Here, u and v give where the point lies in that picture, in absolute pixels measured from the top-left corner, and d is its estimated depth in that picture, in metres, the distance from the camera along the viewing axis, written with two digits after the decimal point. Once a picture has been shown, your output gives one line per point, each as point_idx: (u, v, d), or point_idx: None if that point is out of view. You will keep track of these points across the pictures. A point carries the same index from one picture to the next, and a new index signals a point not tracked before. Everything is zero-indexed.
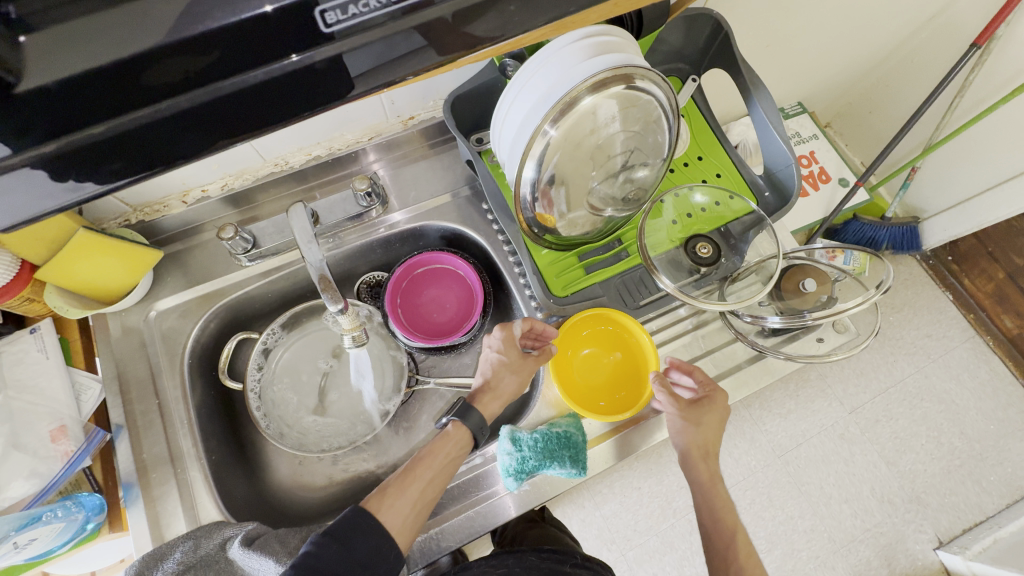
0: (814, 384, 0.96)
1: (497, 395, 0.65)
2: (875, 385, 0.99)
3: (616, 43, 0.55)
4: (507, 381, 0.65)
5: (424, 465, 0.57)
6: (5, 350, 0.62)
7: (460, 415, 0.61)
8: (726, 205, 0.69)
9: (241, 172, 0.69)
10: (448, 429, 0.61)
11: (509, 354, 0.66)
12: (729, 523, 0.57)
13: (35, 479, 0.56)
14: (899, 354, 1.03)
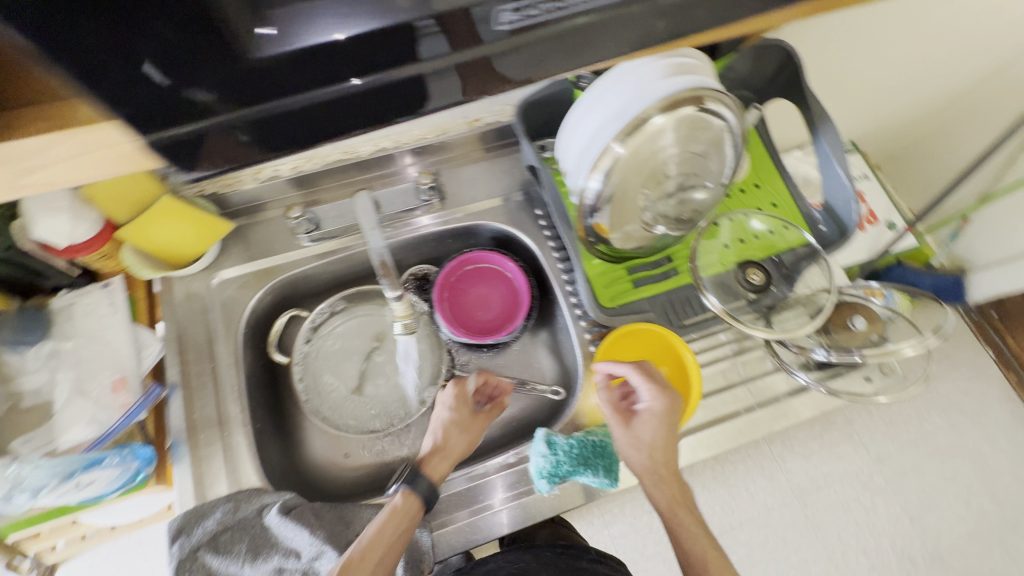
0: (840, 428, 0.93)
1: (449, 454, 0.63)
2: (904, 437, 0.96)
3: (692, 65, 0.57)
4: (458, 439, 0.64)
5: (373, 541, 0.52)
6: (78, 300, 0.66)
7: (409, 481, 0.58)
8: (779, 234, 0.70)
9: (311, 156, 0.72)
10: (395, 498, 0.56)
11: (460, 410, 0.66)
12: (702, 544, 0.53)
13: (95, 425, 0.59)
14: (933, 408, 0.99)
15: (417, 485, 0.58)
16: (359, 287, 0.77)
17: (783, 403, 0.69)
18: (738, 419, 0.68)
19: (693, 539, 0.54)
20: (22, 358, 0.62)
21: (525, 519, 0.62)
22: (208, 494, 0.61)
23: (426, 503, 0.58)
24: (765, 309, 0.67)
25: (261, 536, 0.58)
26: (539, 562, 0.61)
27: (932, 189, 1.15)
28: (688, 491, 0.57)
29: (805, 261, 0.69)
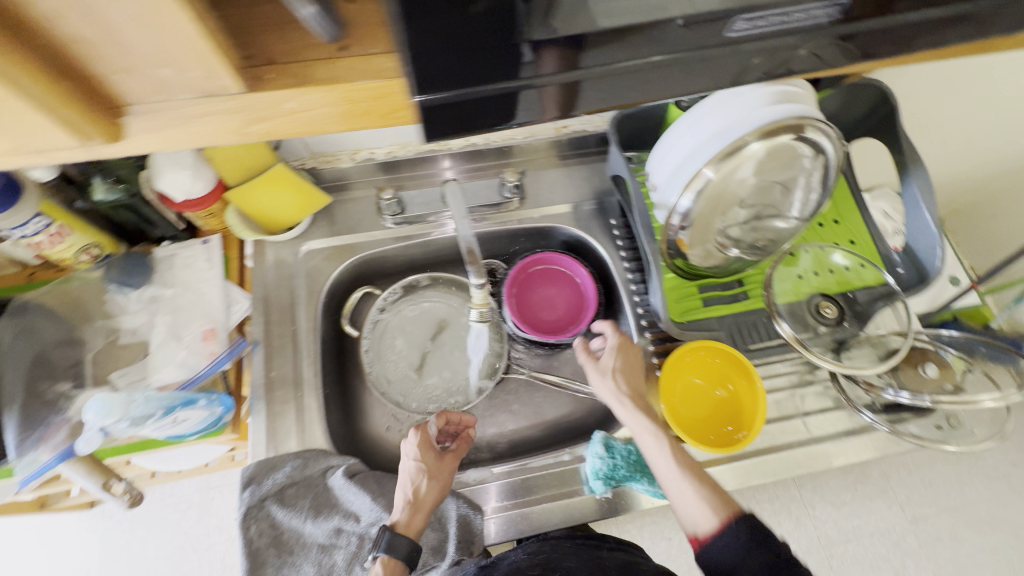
0: (875, 482, 0.94)
1: (422, 511, 0.57)
2: (943, 501, 0.94)
3: (795, 95, 0.57)
4: (428, 493, 0.58)
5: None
6: (179, 252, 0.70)
7: (387, 546, 0.54)
8: (855, 271, 0.70)
9: (407, 143, 0.77)
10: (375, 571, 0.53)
11: (427, 460, 0.60)
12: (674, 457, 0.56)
13: (185, 369, 0.63)
14: (977, 475, 0.97)
15: (398, 551, 0.53)
16: (429, 273, 0.80)
17: (839, 442, 0.68)
18: (792, 452, 0.68)
19: (670, 454, 0.56)
20: (123, 299, 0.67)
21: (572, 518, 0.63)
22: (278, 449, 0.64)
23: (410, 564, 0.54)
24: (835, 343, 0.67)
25: (324, 495, 0.60)
26: (561, 552, 0.57)
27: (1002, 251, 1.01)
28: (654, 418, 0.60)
29: (880, 301, 0.69)
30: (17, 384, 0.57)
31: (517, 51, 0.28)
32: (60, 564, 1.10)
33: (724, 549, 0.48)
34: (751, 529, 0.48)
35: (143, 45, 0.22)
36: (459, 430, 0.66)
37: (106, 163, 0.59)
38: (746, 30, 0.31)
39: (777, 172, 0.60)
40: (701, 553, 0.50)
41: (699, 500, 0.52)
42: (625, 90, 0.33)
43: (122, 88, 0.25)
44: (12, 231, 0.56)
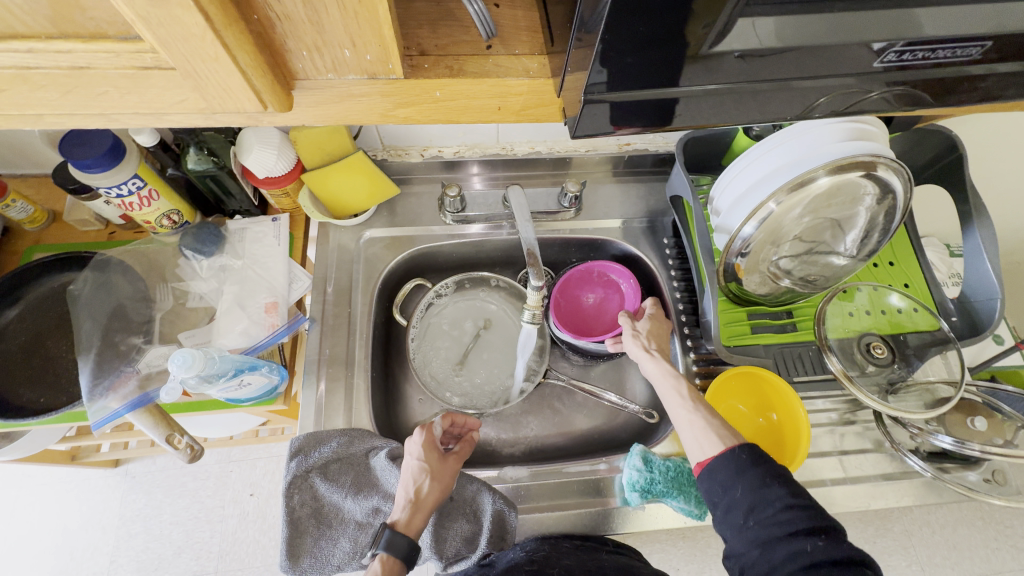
0: (895, 537, 0.95)
1: (422, 512, 0.57)
2: (967, 567, 0.96)
3: (870, 133, 0.57)
4: (429, 495, 0.57)
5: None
6: (250, 226, 0.73)
7: (388, 544, 0.54)
8: (908, 315, 0.70)
9: (474, 145, 0.80)
10: (373, 565, 0.53)
11: (429, 461, 0.59)
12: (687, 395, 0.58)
13: (246, 337, 0.65)
14: (1003, 543, 0.96)
15: (397, 549, 0.53)
16: (480, 272, 0.82)
17: (876, 485, 0.68)
18: (828, 489, 0.67)
19: (684, 394, 0.58)
20: (195, 266, 0.70)
21: (602, 528, 0.64)
22: (324, 424, 0.66)
23: (407, 565, 0.54)
24: (883, 383, 0.66)
25: (365, 474, 0.62)
26: (559, 552, 0.58)
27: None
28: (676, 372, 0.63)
29: (932, 348, 0.68)
30: (94, 333, 0.62)
31: (645, 62, 0.30)
32: (80, 517, 1.13)
33: (724, 471, 0.49)
34: (752, 453, 0.49)
35: (344, 34, 0.27)
36: (464, 432, 0.67)
37: (202, 135, 0.63)
38: (851, 69, 0.33)
39: (844, 208, 0.60)
40: (702, 477, 0.50)
41: (705, 429, 0.53)
42: (728, 110, 0.35)
43: (302, 65, 0.30)
44: (108, 190, 0.58)
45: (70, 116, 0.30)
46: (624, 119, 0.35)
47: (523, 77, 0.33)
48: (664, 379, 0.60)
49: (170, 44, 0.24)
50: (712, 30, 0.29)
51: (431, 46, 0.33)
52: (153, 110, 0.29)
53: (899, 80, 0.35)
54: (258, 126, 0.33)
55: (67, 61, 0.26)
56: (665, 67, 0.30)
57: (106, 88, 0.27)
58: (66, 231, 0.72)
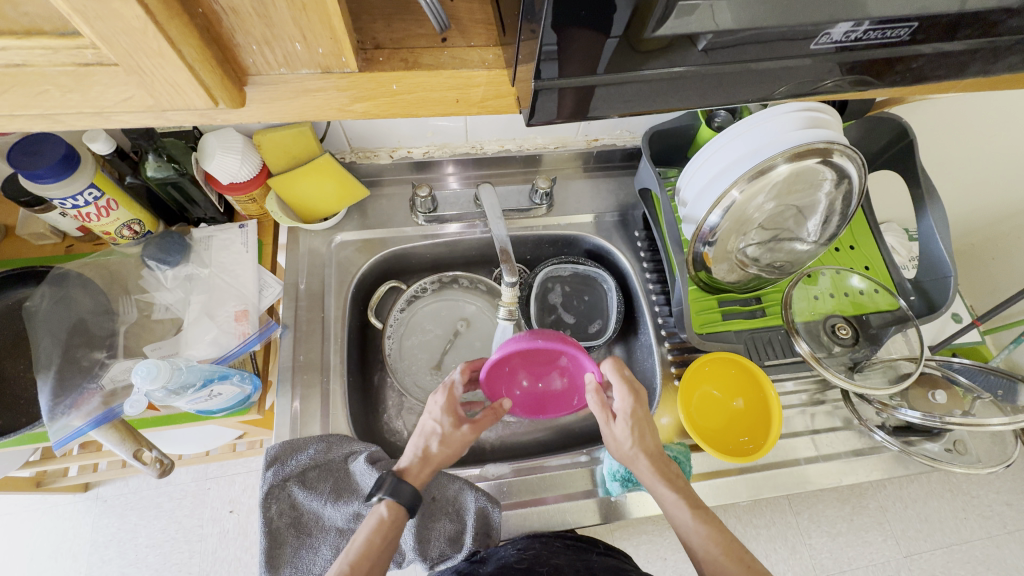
0: (871, 514, 0.98)
1: (431, 468, 0.57)
2: (940, 538, 0.99)
3: (825, 120, 0.59)
4: (444, 452, 0.58)
5: (362, 553, 0.49)
6: (216, 234, 0.72)
7: (396, 491, 0.52)
8: (869, 296, 0.72)
9: (444, 145, 0.80)
10: (378, 512, 0.52)
11: (444, 422, 0.59)
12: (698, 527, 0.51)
13: (215, 347, 0.64)
14: (969, 513, 1.01)
15: (401, 496, 0.52)
16: (455, 271, 0.82)
17: (848, 461, 0.70)
18: (802, 468, 0.69)
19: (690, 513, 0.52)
20: (159, 276, 0.68)
21: (586, 518, 0.64)
22: (301, 432, 0.65)
23: (412, 511, 0.53)
24: (850, 363, 0.68)
25: (345, 479, 0.61)
26: (550, 551, 0.58)
27: (992, 293, 1.03)
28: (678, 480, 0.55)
29: (893, 327, 0.71)
30: (54, 351, 0.59)
31: (590, 47, 0.30)
32: (48, 546, 1.08)
33: None
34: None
35: (293, 27, 0.27)
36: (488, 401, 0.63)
37: (161, 142, 0.61)
38: (795, 53, 0.35)
39: (804, 195, 0.62)
40: None
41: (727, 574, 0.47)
42: (680, 97, 0.36)
43: (252, 59, 0.29)
44: (62, 201, 0.56)
45: (10, 118, 0.29)
46: (587, 107, 0.35)
47: (480, 68, 0.33)
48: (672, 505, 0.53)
49: (112, 39, 0.24)
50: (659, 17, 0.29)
51: (385, 40, 0.33)
52: (99, 110, 0.29)
53: (842, 65, 0.37)
54: (214, 125, 0.33)
55: (4, 59, 0.25)
56: (616, 53, 0.31)
57: (49, 87, 0.27)
58: (20, 247, 0.69)
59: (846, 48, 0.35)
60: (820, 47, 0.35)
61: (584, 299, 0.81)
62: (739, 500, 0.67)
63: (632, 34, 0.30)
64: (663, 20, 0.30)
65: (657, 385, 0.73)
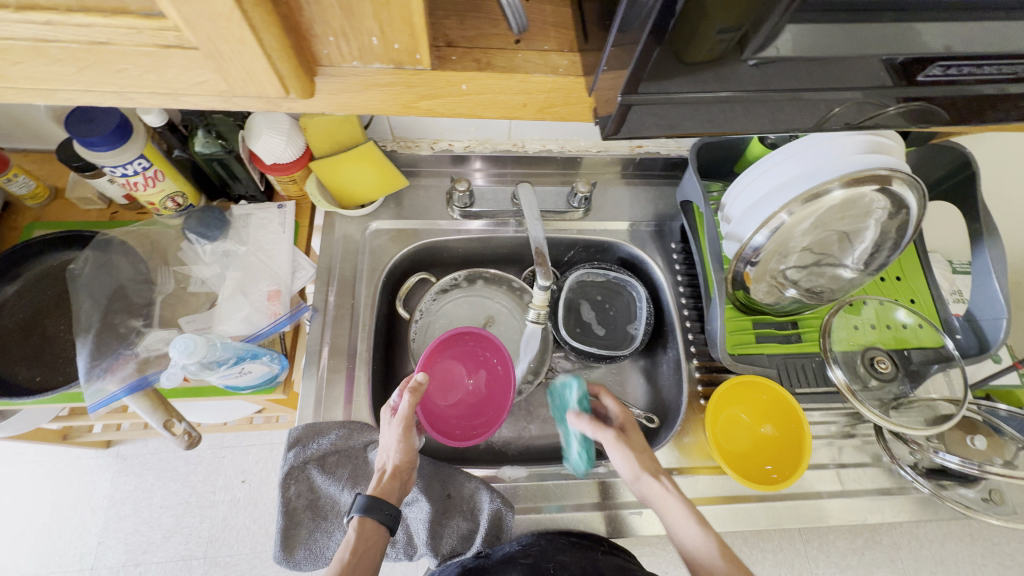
0: (884, 550, 0.96)
1: (390, 478, 0.55)
2: None
3: (888, 145, 0.57)
4: (394, 457, 0.56)
5: (345, 564, 0.48)
6: (255, 212, 0.72)
7: (363, 507, 0.51)
8: (913, 330, 0.69)
9: (485, 141, 0.79)
10: (349, 532, 0.51)
11: (386, 432, 0.58)
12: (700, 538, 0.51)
13: (247, 324, 0.65)
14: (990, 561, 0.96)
15: (373, 511, 0.51)
16: (485, 268, 0.81)
17: (873, 499, 0.68)
18: (824, 502, 0.67)
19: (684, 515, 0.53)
20: (198, 250, 0.69)
21: (599, 527, 0.63)
22: (323, 416, 0.65)
23: (388, 525, 0.52)
24: (888, 399, 0.66)
25: (363, 467, 0.62)
26: (555, 548, 0.58)
27: None
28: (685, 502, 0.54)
29: (935, 365, 0.68)
30: (94, 314, 0.61)
31: (660, 60, 0.29)
32: (68, 497, 1.11)
33: None
34: None
35: (374, 22, 0.27)
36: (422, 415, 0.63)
37: (211, 118, 0.62)
38: (870, 79, 0.33)
39: (856, 222, 0.59)
40: None
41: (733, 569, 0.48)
42: (735, 118, 0.35)
43: (327, 51, 0.29)
44: (113, 169, 0.57)
45: (82, 92, 0.29)
46: (651, 120, 0.35)
47: (554, 75, 0.33)
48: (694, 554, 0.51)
49: (196, 23, 0.24)
50: (739, 32, 0.28)
51: (458, 38, 0.33)
52: (170, 90, 0.29)
53: (915, 95, 0.35)
54: (279, 112, 0.33)
55: (87, 35, 0.25)
56: (664, 65, 0.30)
57: (128, 65, 0.27)
58: (67, 209, 0.71)
59: (921, 78, 0.33)
60: (893, 75, 0.33)
61: (613, 307, 0.80)
62: (757, 528, 0.65)
63: (684, 50, 0.29)
64: (738, 38, 0.29)
65: (682, 403, 0.72)
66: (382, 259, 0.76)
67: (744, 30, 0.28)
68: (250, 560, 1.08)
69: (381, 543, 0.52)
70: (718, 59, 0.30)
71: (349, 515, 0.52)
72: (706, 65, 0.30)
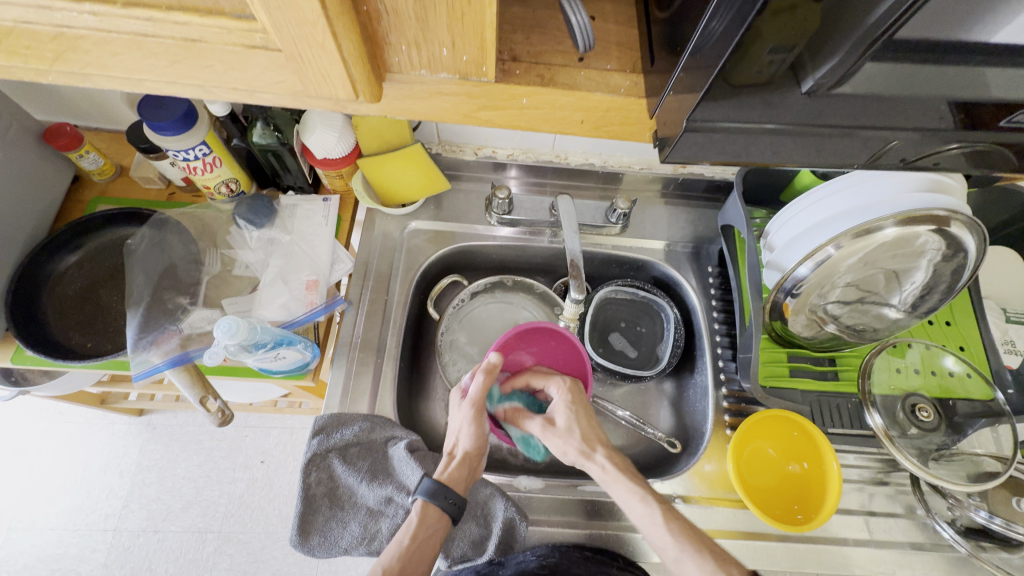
0: None
1: (458, 465, 0.57)
2: None
3: (948, 185, 0.55)
4: (464, 443, 0.57)
5: (401, 550, 0.51)
6: (301, 204, 0.74)
7: (426, 492, 0.54)
8: (960, 380, 0.66)
9: (529, 150, 0.80)
10: (412, 516, 0.54)
11: (458, 415, 0.60)
12: (664, 525, 0.51)
13: (285, 312, 0.67)
14: None
15: (436, 497, 0.54)
16: (517, 276, 0.81)
17: (904, 552, 0.64)
18: (849, 550, 0.64)
19: (636, 493, 0.53)
20: (245, 235, 0.71)
21: (613, 547, 0.63)
22: (349, 407, 0.67)
23: (450, 513, 0.55)
24: (928, 449, 0.63)
25: (382, 462, 0.63)
26: (569, 561, 0.58)
27: None
28: (642, 482, 0.55)
29: (983, 419, 0.64)
30: (146, 289, 0.65)
31: (718, 87, 0.29)
32: (99, 459, 1.16)
33: None
34: None
35: (447, 34, 0.28)
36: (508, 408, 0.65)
37: (270, 111, 0.65)
38: (935, 119, 0.32)
39: (906, 261, 0.57)
40: None
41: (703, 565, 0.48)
42: (789, 147, 0.34)
43: (398, 58, 0.30)
44: (177, 154, 0.60)
45: (168, 84, 0.31)
46: (708, 145, 0.34)
47: (616, 94, 0.34)
48: (658, 535, 0.51)
49: (283, 27, 0.25)
50: (794, 55, 0.28)
51: (523, 52, 0.34)
52: (248, 87, 0.30)
53: (982, 139, 0.34)
54: (344, 113, 0.34)
55: (183, 32, 0.26)
56: (716, 91, 0.30)
57: (214, 62, 0.28)
58: (129, 187, 0.75)
59: (990, 121, 0.32)
60: (958, 118, 0.32)
61: (640, 327, 0.79)
62: (778, 570, 0.63)
63: (737, 77, 0.29)
64: (789, 62, 0.28)
65: (706, 430, 0.70)
66: (418, 259, 0.77)
67: (798, 52, 0.28)
68: (262, 540, 1.11)
69: (443, 531, 0.55)
70: (767, 84, 0.30)
71: (414, 499, 0.55)
72: (758, 90, 0.30)
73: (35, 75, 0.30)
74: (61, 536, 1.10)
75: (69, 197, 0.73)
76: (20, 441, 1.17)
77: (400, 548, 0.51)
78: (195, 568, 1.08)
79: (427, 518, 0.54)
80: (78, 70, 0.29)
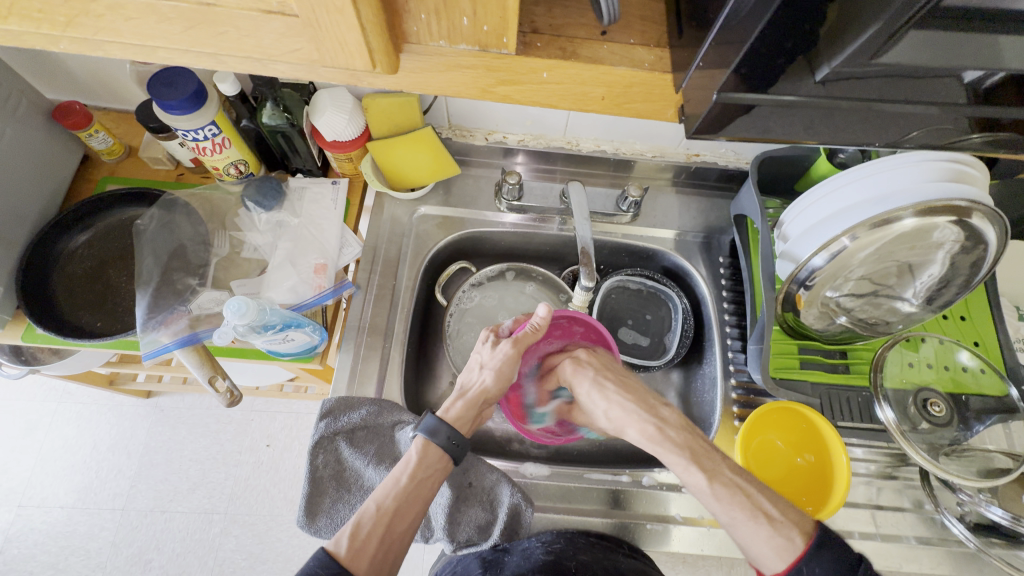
0: None
1: (465, 405, 0.60)
2: None
3: (970, 175, 0.53)
4: (482, 382, 0.61)
5: (398, 492, 0.51)
6: (310, 187, 0.74)
7: (428, 430, 0.55)
8: (973, 375, 0.65)
9: (539, 136, 0.79)
10: (412, 453, 0.54)
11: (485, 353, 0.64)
12: (710, 488, 0.51)
13: (292, 295, 0.66)
14: None
15: (438, 436, 0.55)
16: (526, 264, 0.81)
17: (910, 546, 0.64)
18: (855, 542, 0.64)
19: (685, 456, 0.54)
20: (254, 217, 0.71)
21: (619, 533, 0.63)
22: (356, 390, 0.67)
23: (450, 450, 0.55)
24: (940, 444, 0.62)
25: (389, 445, 0.63)
26: (575, 548, 0.60)
27: None
28: (692, 445, 0.55)
29: (994, 415, 0.64)
30: (155, 269, 0.65)
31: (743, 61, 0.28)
32: (107, 440, 1.17)
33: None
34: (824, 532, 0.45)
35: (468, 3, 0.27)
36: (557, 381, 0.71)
37: (280, 92, 0.64)
38: (967, 100, 0.31)
39: (924, 253, 0.56)
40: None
41: (756, 529, 0.46)
42: (814, 125, 0.33)
43: (416, 27, 0.30)
44: (186, 133, 0.60)
45: (181, 53, 0.30)
46: (729, 123, 0.33)
47: (639, 69, 0.33)
48: (712, 498, 0.50)
49: None
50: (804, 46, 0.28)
51: (543, 25, 0.34)
52: (263, 56, 0.30)
53: (1014, 122, 0.33)
54: (358, 87, 0.33)
55: None
56: (739, 66, 0.29)
57: (230, 28, 0.28)
58: (138, 167, 0.75)
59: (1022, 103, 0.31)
60: (990, 99, 0.31)
61: (648, 316, 0.79)
62: None
63: (762, 50, 0.28)
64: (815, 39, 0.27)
65: (714, 421, 0.70)
66: (426, 244, 0.77)
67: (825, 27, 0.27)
68: (267, 522, 1.12)
69: (444, 471, 0.55)
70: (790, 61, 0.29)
71: (416, 435, 0.55)
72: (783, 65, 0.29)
73: (47, 43, 0.30)
74: (70, 514, 1.11)
75: (78, 176, 0.73)
76: (29, 421, 1.18)
77: (397, 489, 0.51)
78: (202, 549, 1.09)
79: (431, 462, 0.54)
80: (91, 37, 0.29)
